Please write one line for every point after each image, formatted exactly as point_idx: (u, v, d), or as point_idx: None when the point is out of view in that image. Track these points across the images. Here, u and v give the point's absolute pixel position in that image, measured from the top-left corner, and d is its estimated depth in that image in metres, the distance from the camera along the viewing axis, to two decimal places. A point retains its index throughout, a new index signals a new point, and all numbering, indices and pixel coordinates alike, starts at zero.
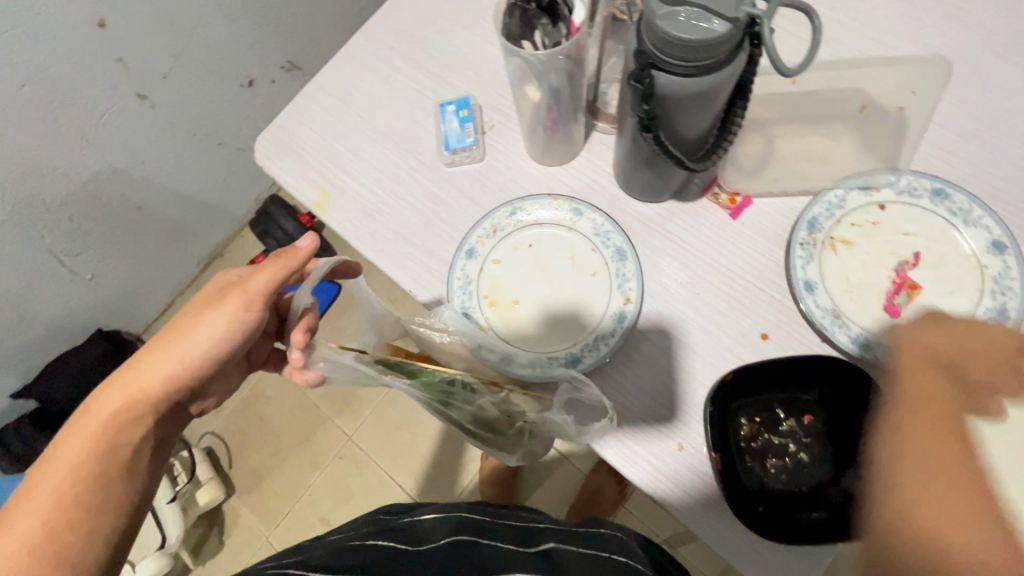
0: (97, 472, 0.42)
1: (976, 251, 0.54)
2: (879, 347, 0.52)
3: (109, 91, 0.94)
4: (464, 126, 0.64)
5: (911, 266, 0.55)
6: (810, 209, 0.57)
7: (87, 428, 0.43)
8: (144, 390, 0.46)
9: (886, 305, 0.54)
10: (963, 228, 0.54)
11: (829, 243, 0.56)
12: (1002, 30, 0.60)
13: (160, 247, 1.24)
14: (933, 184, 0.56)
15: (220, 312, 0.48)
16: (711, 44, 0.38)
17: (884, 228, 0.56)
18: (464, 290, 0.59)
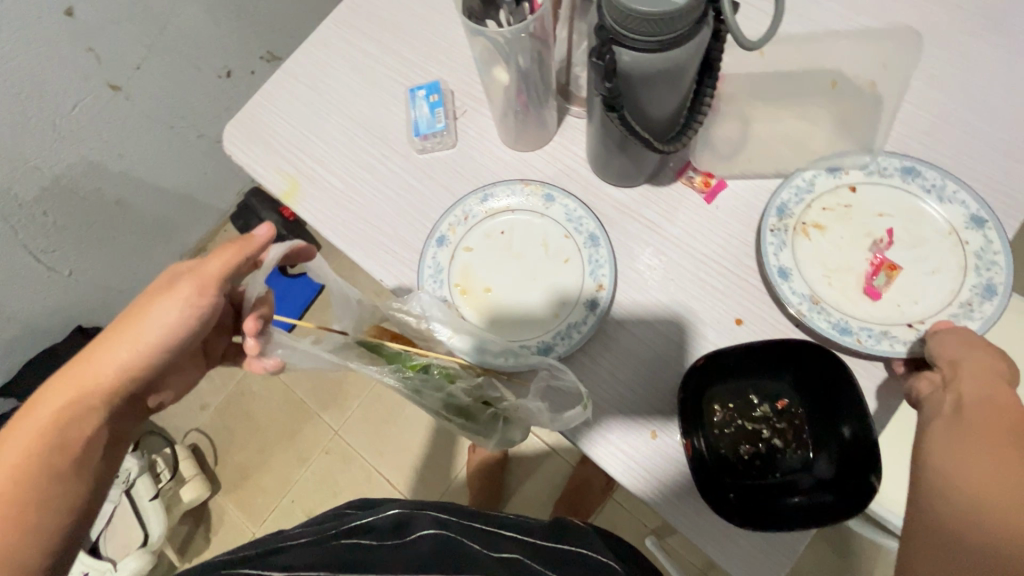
0: (43, 468, 0.41)
1: (954, 228, 0.53)
2: (863, 333, 0.51)
3: (81, 82, 0.92)
4: (435, 111, 0.62)
5: (888, 246, 0.54)
6: (779, 194, 0.55)
7: (34, 422, 0.42)
8: (96, 381, 0.44)
9: (865, 288, 0.53)
10: (938, 205, 0.54)
11: (801, 228, 0.55)
12: (978, 10, 0.59)
13: (138, 243, 1.22)
14: (902, 164, 0.55)
15: (173, 297, 0.46)
16: (672, 16, 0.36)
17: (857, 210, 0.55)
18: (435, 280, 0.58)
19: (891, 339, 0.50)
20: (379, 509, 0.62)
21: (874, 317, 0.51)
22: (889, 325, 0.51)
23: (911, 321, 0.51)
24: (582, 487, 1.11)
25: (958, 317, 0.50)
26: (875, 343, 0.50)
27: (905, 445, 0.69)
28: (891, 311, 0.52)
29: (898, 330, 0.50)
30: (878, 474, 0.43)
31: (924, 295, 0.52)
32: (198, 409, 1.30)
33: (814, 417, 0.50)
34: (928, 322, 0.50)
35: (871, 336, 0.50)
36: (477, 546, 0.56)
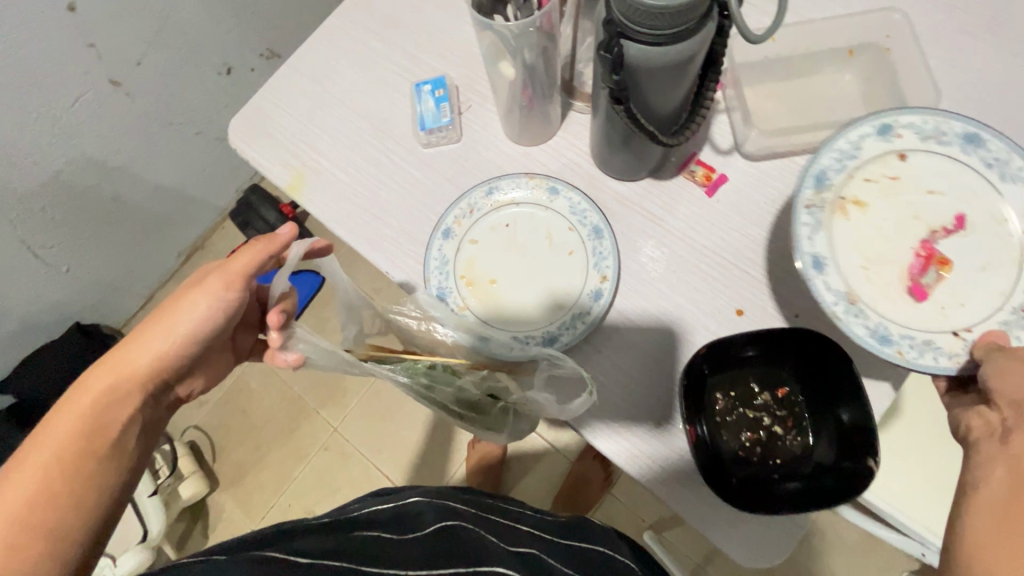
0: (81, 453, 0.40)
1: (1017, 217, 0.47)
2: (903, 341, 0.45)
3: (81, 77, 0.92)
4: (440, 106, 0.63)
5: (938, 234, 0.48)
6: (820, 160, 0.49)
7: (73, 408, 0.42)
8: (133, 369, 0.45)
9: (911, 286, 0.48)
10: (1001, 186, 0.48)
11: (840, 203, 0.49)
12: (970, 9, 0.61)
13: (136, 239, 1.22)
14: (965, 130, 0.49)
15: (203, 292, 0.47)
16: (680, 10, 0.37)
17: (906, 183, 0.50)
18: (441, 271, 0.59)
19: (934, 351, 0.45)
20: (397, 497, 0.64)
21: (917, 322, 0.46)
22: (934, 335, 0.45)
23: (957, 330, 0.46)
24: (580, 482, 1.12)
25: (1011, 326, 0.45)
26: (917, 355, 0.45)
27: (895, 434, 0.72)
28: (934, 314, 0.46)
29: (943, 341, 0.45)
30: (875, 456, 0.44)
31: (973, 297, 0.47)
32: (197, 406, 1.29)
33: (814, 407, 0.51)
34: (976, 331, 0.45)
35: (913, 347, 0.45)
36: (494, 541, 0.57)
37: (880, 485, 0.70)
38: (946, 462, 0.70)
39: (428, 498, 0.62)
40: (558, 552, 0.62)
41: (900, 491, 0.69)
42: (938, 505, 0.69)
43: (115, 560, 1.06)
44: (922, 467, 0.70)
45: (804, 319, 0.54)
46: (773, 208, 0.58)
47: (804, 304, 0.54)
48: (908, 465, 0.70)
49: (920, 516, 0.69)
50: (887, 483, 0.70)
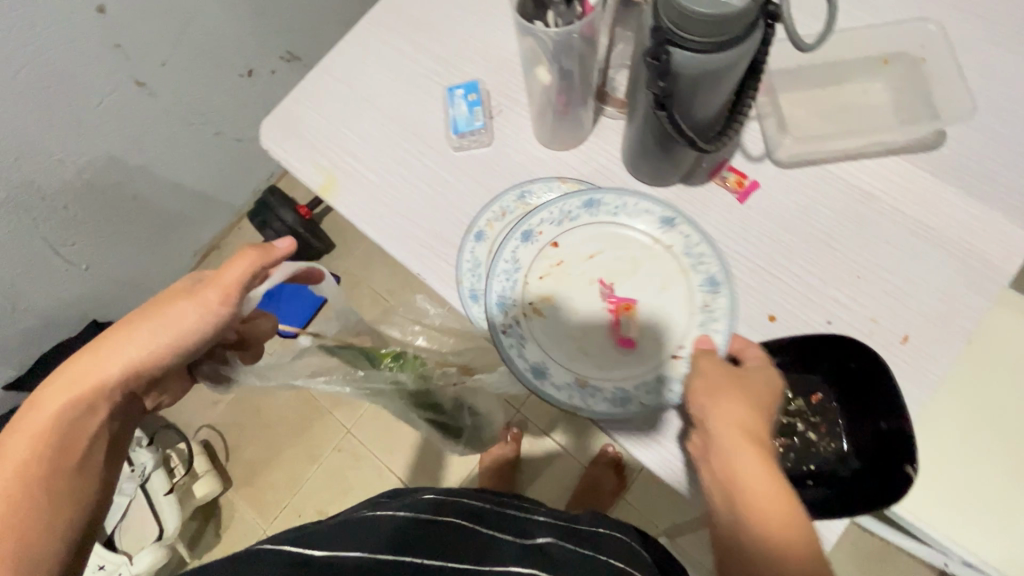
0: (46, 470, 0.40)
1: (656, 238, 0.58)
2: (638, 393, 0.53)
3: (107, 76, 0.93)
4: (473, 109, 0.64)
5: (612, 287, 0.57)
6: (492, 288, 0.57)
7: (35, 420, 0.41)
8: (102, 380, 0.42)
9: (619, 342, 0.55)
10: (630, 220, 0.58)
11: (532, 307, 0.57)
12: (1002, 20, 0.61)
13: (155, 237, 1.23)
14: (582, 201, 0.59)
15: (194, 303, 0.44)
16: (728, 18, 0.38)
17: (568, 262, 0.58)
18: (474, 273, 0.60)
19: (663, 388, 0.53)
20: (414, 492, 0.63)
21: (633, 372, 0.54)
22: (658, 374, 0.54)
23: (672, 355, 0.54)
24: (593, 486, 1.13)
25: (704, 326, 0.54)
26: (652, 396, 0.53)
27: (937, 445, 0.67)
28: (644, 356, 0.55)
29: (665, 371, 0.54)
30: (914, 464, 0.45)
31: (664, 316, 0.55)
32: (210, 405, 1.29)
33: (851, 410, 0.51)
34: (687, 343, 0.54)
35: (646, 391, 0.53)
36: (508, 537, 0.55)
37: (915, 501, 0.66)
38: (990, 478, 0.66)
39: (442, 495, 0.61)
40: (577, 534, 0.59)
41: (938, 506, 0.65)
42: (986, 526, 0.65)
43: (130, 558, 1.06)
44: (969, 482, 0.66)
45: (837, 326, 0.54)
46: (804, 214, 0.58)
47: (837, 310, 0.54)
48: (951, 480, 0.66)
49: (961, 538, 0.65)
50: (918, 496, 0.66)
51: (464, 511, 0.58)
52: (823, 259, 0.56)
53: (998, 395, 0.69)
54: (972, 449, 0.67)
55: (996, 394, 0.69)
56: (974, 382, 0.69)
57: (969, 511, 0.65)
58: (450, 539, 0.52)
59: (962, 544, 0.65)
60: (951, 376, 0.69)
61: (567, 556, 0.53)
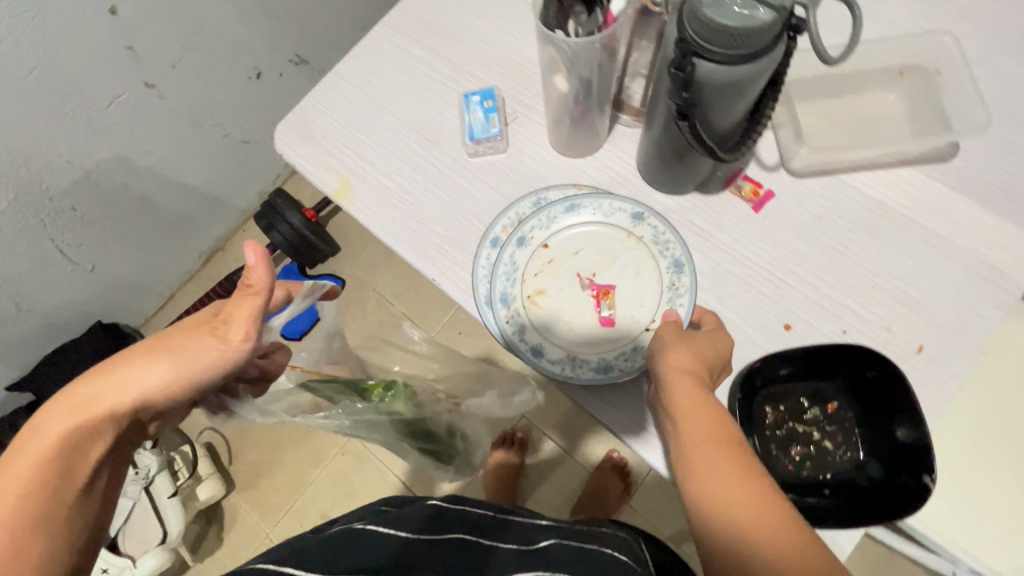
0: (44, 500, 0.38)
1: (630, 230, 0.59)
2: (619, 360, 0.56)
3: (119, 78, 0.92)
4: (489, 116, 0.64)
5: (593, 276, 0.59)
6: (495, 286, 0.59)
7: (34, 449, 0.39)
8: (110, 409, 0.41)
9: (601, 322, 0.58)
10: (607, 217, 0.60)
11: (527, 301, 0.59)
12: (1015, 33, 0.61)
13: (160, 239, 1.22)
14: (566, 205, 0.60)
15: (215, 339, 0.45)
16: (755, 32, 0.38)
17: (558, 260, 0.60)
18: (492, 278, 0.59)
19: (637, 353, 0.56)
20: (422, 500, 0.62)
21: (614, 348, 0.56)
22: (634, 343, 0.56)
23: (644, 327, 0.57)
24: (600, 491, 1.12)
25: (670, 301, 0.57)
26: (630, 361, 0.55)
27: (947, 456, 0.68)
28: (624, 332, 0.57)
29: (641, 343, 0.56)
30: (931, 474, 0.45)
31: (641, 298, 0.58)
32: None
33: (865, 421, 0.52)
34: (657, 320, 0.57)
35: (625, 357, 0.56)
36: (512, 545, 0.55)
37: (926, 511, 0.66)
38: (998, 488, 0.66)
39: (448, 504, 0.60)
40: (584, 536, 0.59)
41: (949, 515, 0.65)
42: (995, 535, 0.65)
43: (134, 561, 1.06)
44: (978, 492, 0.66)
45: (852, 335, 0.54)
46: (817, 224, 0.58)
47: (852, 320, 0.55)
48: (960, 490, 0.66)
49: (970, 547, 0.65)
50: (928, 507, 0.66)
51: (469, 523, 0.58)
52: (838, 268, 0.56)
53: (1008, 404, 0.69)
54: (980, 458, 0.67)
55: (1005, 403, 0.69)
56: (983, 392, 0.70)
57: (976, 520, 0.66)
58: (456, 548, 0.51)
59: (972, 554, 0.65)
60: (963, 387, 0.70)
61: (569, 555, 0.53)
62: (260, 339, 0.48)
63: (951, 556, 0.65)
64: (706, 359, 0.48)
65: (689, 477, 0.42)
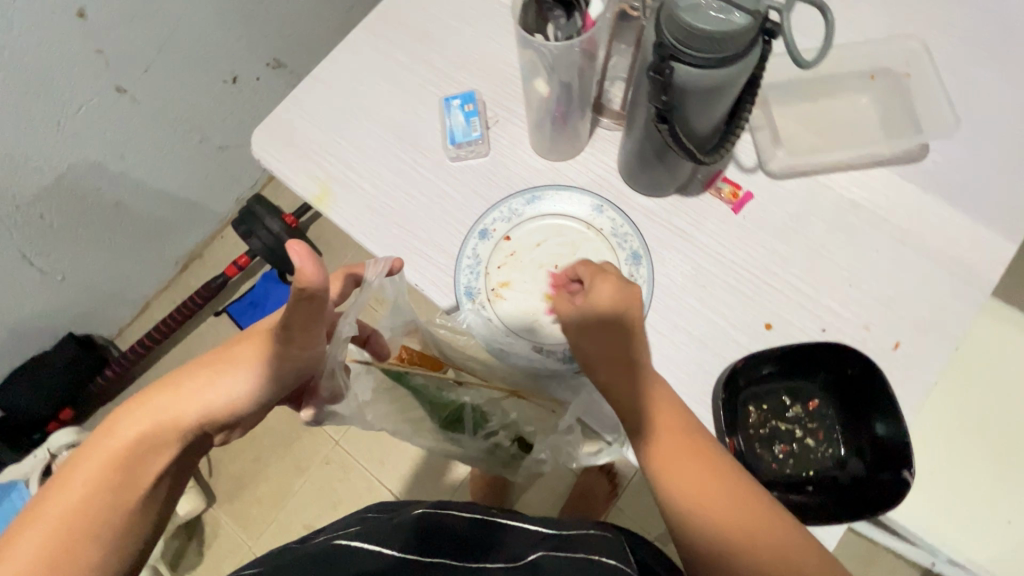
0: (108, 506, 0.38)
1: (589, 222, 0.60)
2: None
3: (87, 83, 0.89)
4: (470, 120, 0.64)
5: (554, 268, 0.59)
6: (459, 280, 0.59)
7: (101, 454, 0.39)
8: (176, 420, 0.41)
9: None
10: (568, 211, 0.61)
11: (492, 293, 0.59)
12: (980, 38, 0.63)
13: (135, 247, 1.19)
14: (527, 198, 0.61)
15: (274, 347, 0.43)
16: (730, 36, 0.39)
17: (520, 252, 0.60)
18: (472, 270, 0.59)
19: None
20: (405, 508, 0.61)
21: None
22: None
23: None
24: (587, 493, 1.12)
25: None
26: None
27: (924, 446, 0.69)
28: None
29: None
30: (910, 469, 0.46)
31: None
32: None
33: (844, 416, 0.53)
34: None
35: None
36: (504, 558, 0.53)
37: (905, 504, 0.67)
38: (973, 478, 0.68)
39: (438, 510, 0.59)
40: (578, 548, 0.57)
41: (926, 507, 0.67)
42: (971, 526, 0.67)
43: None
44: (955, 483, 0.68)
45: (831, 333, 0.55)
46: (795, 224, 0.59)
47: (831, 319, 0.56)
48: (937, 482, 0.68)
49: (947, 537, 0.66)
50: (907, 499, 0.67)
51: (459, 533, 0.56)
52: (817, 268, 0.57)
53: (979, 396, 0.71)
54: (955, 449, 0.69)
55: (976, 395, 0.71)
56: (955, 384, 0.71)
57: (952, 510, 0.67)
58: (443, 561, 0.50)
59: (949, 544, 0.66)
60: (937, 381, 0.71)
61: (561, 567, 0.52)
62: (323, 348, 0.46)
63: (928, 547, 0.67)
64: (610, 337, 0.45)
65: (667, 491, 0.42)
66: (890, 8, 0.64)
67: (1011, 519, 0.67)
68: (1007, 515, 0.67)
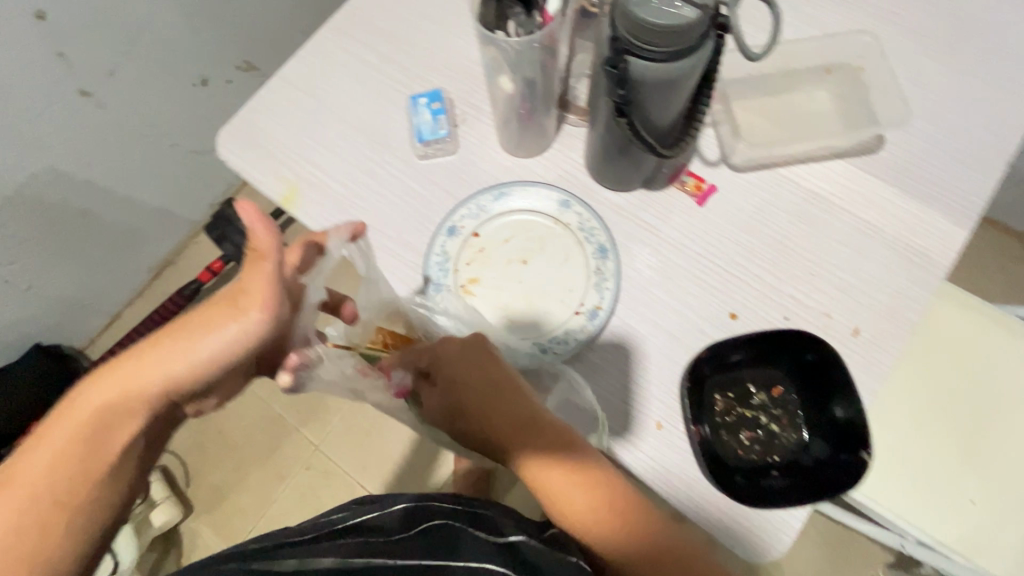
0: (75, 472, 0.40)
1: (556, 217, 0.61)
2: (553, 344, 0.56)
3: (49, 88, 0.87)
4: (437, 118, 0.64)
5: (523, 264, 0.60)
6: (428, 277, 0.59)
7: (69, 422, 0.40)
8: (138, 389, 0.41)
9: (533, 307, 0.58)
10: (535, 207, 0.61)
11: (460, 289, 0.59)
12: (931, 34, 0.65)
13: (104, 255, 1.17)
14: (494, 194, 0.61)
15: (232, 312, 0.41)
16: (681, 30, 0.40)
17: (488, 248, 0.60)
18: (441, 266, 0.59)
19: (569, 335, 0.56)
20: (386, 503, 0.58)
21: (547, 333, 0.57)
22: (563, 326, 0.56)
23: (578, 309, 0.57)
24: None
25: (596, 286, 0.58)
26: (560, 346, 0.56)
27: (891, 429, 0.71)
28: (557, 315, 0.57)
29: (571, 323, 0.56)
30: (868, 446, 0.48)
31: (572, 282, 0.58)
32: None
33: (806, 401, 0.54)
34: (587, 303, 0.57)
35: (556, 341, 0.56)
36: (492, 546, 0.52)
37: (872, 487, 0.69)
38: (937, 459, 0.70)
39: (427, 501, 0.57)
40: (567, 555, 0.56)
41: (892, 488, 0.69)
42: (937, 507, 0.68)
43: None
44: (920, 465, 0.70)
45: (793, 321, 0.56)
46: (756, 215, 0.60)
47: (794, 307, 0.57)
48: (903, 465, 0.70)
49: (915, 519, 0.68)
50: (874, 482, 0.69)
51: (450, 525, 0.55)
52: (781, 258, 0.59)
53: (941, 380, 0.73)
54: (920, 432, 0.71)
55: (938, 379, 0.73)
56: (918, 369, 0.74)
57: (918, 491, 0.69)
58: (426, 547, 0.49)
59: (916, 525, 0.68)
60: (900, 367, 0.73)
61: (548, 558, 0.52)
62: (287, 313, 0.43)
63: (896, 529, 0.68)
64: (475, 392, 0.48)
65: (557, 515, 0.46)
66: (845, 6, 0.66)
67: (974, 499, 0.69)
68: (971, 495, 0.69)
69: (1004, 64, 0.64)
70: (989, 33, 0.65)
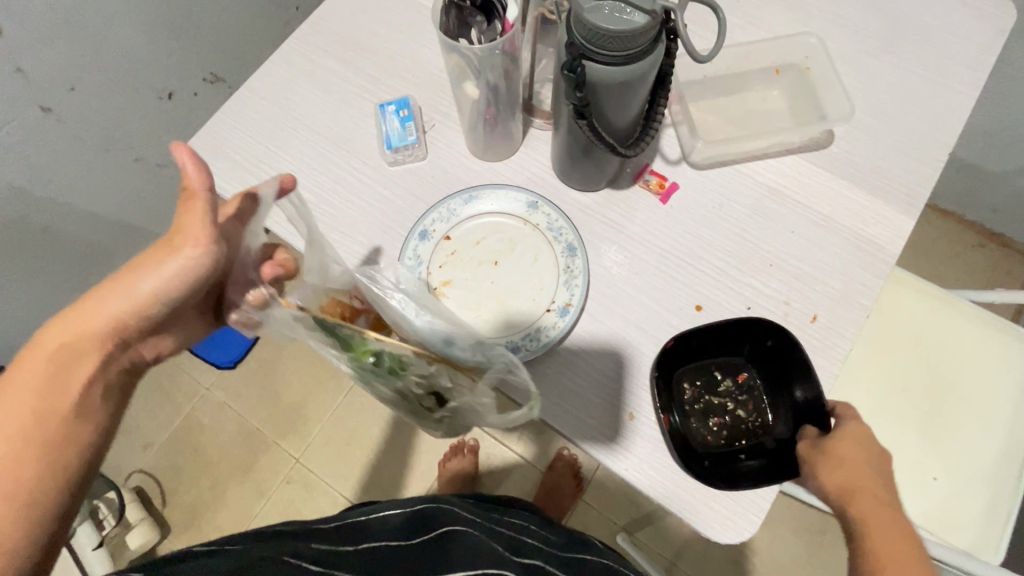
0: (39, 420, 0.39)
1: (525, 218, 0.62)
2: (526, 341, 0.57)
3: (7, 103, 0.86)
4: (405, 125, 0.65)
5: (495, 265, 0.61)
6: None
7: (23, 373, 0.40)
8: (87, 329, 0.42)
9: (506, 306, 0.59)
10: (504, 209, 0.63)
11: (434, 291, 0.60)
12: (872, 35, 0.69)
13: (69, 272, 1.14)
14: (465, 198, 0.63)
15: (170, 250, 0.43)
16: (634, 34, 0.41)
17: (460, 250, 0.61)
18: (415, 270, 0.60)
19: (542, 332, 0.57)
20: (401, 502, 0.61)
21: (520, 330, 0.58)
22: (536, 323, 0.58)
23: (549, 307, 0.58)
24: (554, 490, 1.11)
25: (565, 283, 0.59)
26: (534, 342, 0.57)
27: None
28: (530, 313, 0.59)
29: (542, 321, 0.58)
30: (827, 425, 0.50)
31: (542, 280, 0.60)
32: (142, 449, 1.22)
33: (769, 385, 0.57)
34: (557, 300, 0.59)
35: (529, 338, 0.57)
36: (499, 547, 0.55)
37: None
38: (899, 438, 0.74)
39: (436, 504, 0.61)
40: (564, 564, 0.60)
41: None
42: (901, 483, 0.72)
43: None
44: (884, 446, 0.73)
45: (755, 310, 0.59)
46: (717, 210, 0.63)
47: (755, 296, 0.59)
48: None
49: None
50: None
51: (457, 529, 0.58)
52: (741, 251, 0.61)
53: (898, 362, 0.77)
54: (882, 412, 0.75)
55: (896, 361, 0.77)
56: (876, 353, 0.77)
57: None
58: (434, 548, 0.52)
59: None
60: (858, 352, 0.77)
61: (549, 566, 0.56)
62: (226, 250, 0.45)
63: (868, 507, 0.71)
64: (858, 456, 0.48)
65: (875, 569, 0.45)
66: (792, 10, 0.70)
67: (936, 475, 0.72)
68: (932, 471, 0.72)
69: (940, 62, 0.68)
70: (925, 33, 0.69)
